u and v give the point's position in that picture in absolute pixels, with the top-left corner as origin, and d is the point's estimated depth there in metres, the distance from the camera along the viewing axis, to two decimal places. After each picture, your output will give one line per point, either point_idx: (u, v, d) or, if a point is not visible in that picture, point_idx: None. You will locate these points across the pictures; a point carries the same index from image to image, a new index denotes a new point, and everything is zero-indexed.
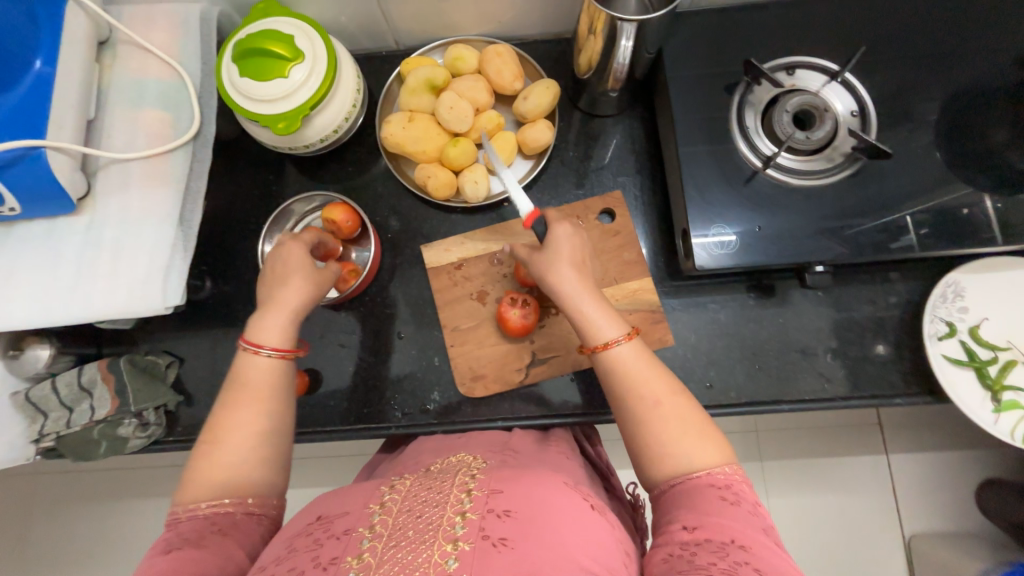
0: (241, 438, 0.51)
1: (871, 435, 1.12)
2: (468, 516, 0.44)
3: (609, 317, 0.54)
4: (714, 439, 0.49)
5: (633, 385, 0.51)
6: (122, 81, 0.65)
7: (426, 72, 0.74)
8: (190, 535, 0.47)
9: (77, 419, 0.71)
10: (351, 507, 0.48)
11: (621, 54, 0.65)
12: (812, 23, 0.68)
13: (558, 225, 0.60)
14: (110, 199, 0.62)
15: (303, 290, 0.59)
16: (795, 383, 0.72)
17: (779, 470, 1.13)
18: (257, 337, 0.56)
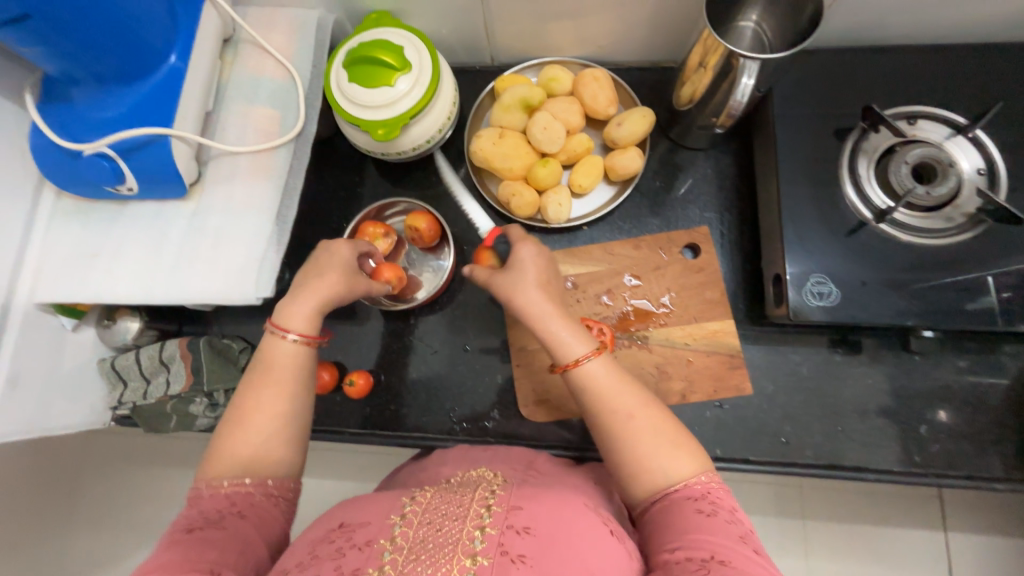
0: (265, 415, 0.52)
1: (934, 511, 1.04)
2: (488, 531, 0.42)
3: (575, 333, 0.53)
4: (690, 449, 0.48)
5: (603, 401, 0.50)
6: (240, 78, 0.68)
7: (522, 90, 0.74)
8: (209, 514, 0.47)
9: (152, 392, 0.74)
10: (372, 517, 0.46)
11: (740, 91, 0.62)
12: (938, 73, 0.64)
13: (523, 244, 0.60)
14: (217, 189, 0.64)
15: (337, 283, 0.60)
16: (880, 452, 0.66)
17: (828, 534, 1.05)
18: (284, 320, 0.57)
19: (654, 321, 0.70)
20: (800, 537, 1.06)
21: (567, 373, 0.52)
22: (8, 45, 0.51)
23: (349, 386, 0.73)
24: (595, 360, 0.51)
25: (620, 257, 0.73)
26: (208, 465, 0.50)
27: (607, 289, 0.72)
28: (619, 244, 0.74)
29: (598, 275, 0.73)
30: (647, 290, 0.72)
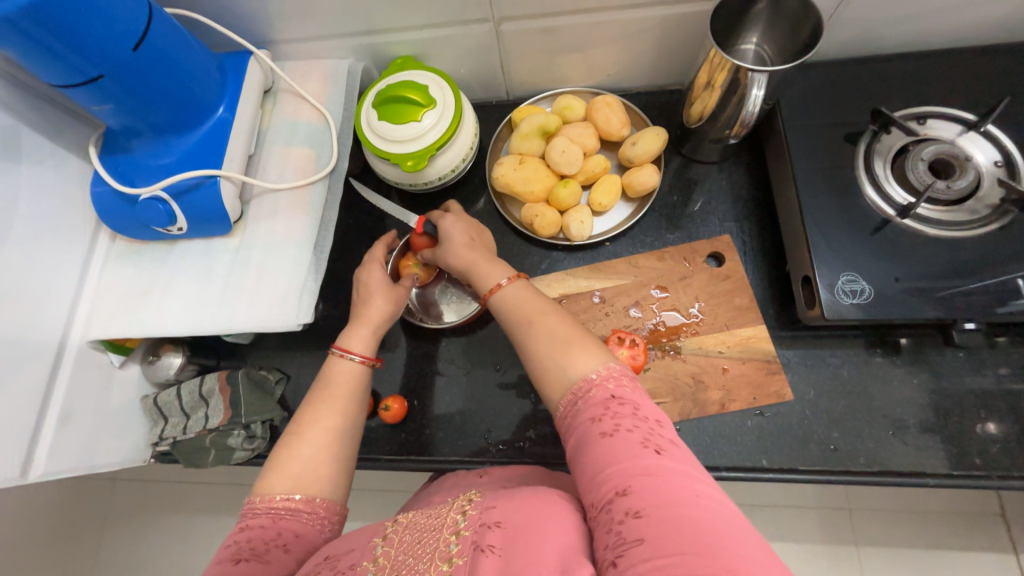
0: (318, 433, 0.54)
1: (997, 527, 0.98)
2: (463, 533, 0.41)
3: (496, 268, 0.59)
4: (586, 347, 0.48)
5: (514, 316, 0.54)
6: (279, 123, 0.74)
7: (538, 118, 0.78)
8: (257, 545, 0.46)
9: (192, 426, 0.76)
10: (358, 542, 0.45)
11: (750, 102, 0.65)
12: (940, 76, 0.67)
13: (444, 218, 0.66)
14: (259, 224, 0.68)
15: (384, 306, 0.65)
16: (936, 455, 0.63)
17: (883, 558, 0.99)
18: (346, 342, 0.61)
19: (685, 330, 0.70)
20: (855, 562, 0.99)
21: (489, 301, 0.57)
22: (81, 104, 0.57)
23: (386, 411, 0.74)
24: (510, 284, 0.57)
25: (646, 269, 0.74)
26: (264, 479, 0.51)
27: (635, 301, 0.73)
28: (643, 257, 0.75)
29: (625, 288, 0.74)
30: (675, 301, 0.72)
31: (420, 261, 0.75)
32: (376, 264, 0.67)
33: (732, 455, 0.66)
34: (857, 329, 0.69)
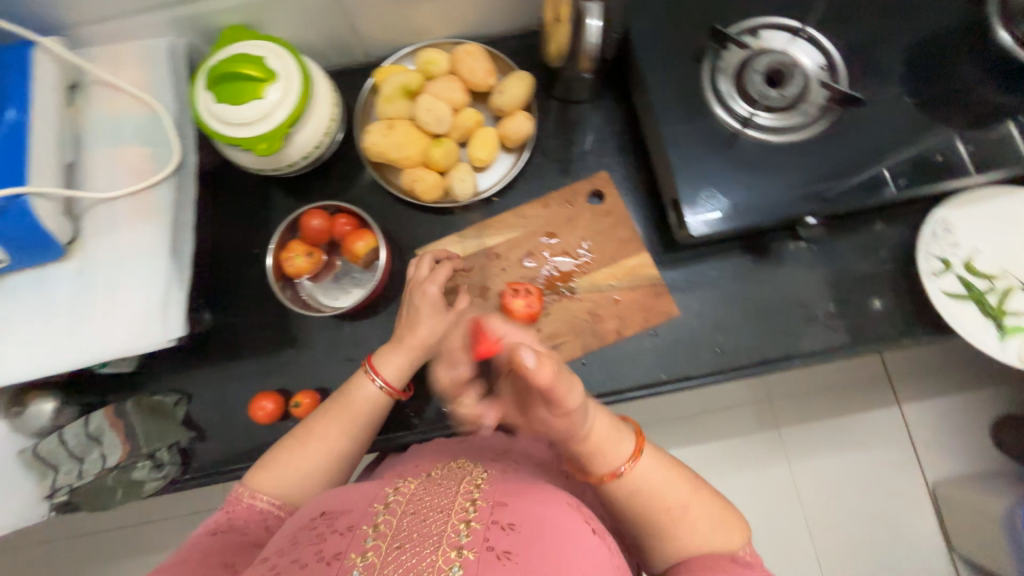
0: (319, 449, 0.57)
1: (886, 389, 1.14)
2: (473, 524, 0.42)
3: (620, 441, 0.49)
4: (735, 525, 0.50)
5: (654, 504, 0.49)
6: (99, 123, 0.65)
7: (399, 78, 0.74)
8: (235, 522, 0.53)
9: (89, 469, 0.70)
10: (354, 504, 0.47)
11: (591, 34, 0.64)
12: None
13: (524, 351, 0.43)
14: (98, 240, 0.61)
15: (434, 324, 0.64)
16: (804, 338, 0.72)
17: (799, 436, 1.13)
18: (379, 364, 0.63)
19: (577, 270, 0.73)
20: (779, 445, 1.13)
21: (608, 484, 0.49)
22: None
23: (297, 408, 0.71)
24: (634, 465, 0.49)
25: (533, 218, 0.75)
26: (255, 475, 0.56)
27: (528, 251, 0.74)
28: (529, 207, 0.76)
29: (517, 241, 0.75)
30: (565, 244, 0.74)
31: (302, 249, 0.73)
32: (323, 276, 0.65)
33: (633, 377, 0.71)
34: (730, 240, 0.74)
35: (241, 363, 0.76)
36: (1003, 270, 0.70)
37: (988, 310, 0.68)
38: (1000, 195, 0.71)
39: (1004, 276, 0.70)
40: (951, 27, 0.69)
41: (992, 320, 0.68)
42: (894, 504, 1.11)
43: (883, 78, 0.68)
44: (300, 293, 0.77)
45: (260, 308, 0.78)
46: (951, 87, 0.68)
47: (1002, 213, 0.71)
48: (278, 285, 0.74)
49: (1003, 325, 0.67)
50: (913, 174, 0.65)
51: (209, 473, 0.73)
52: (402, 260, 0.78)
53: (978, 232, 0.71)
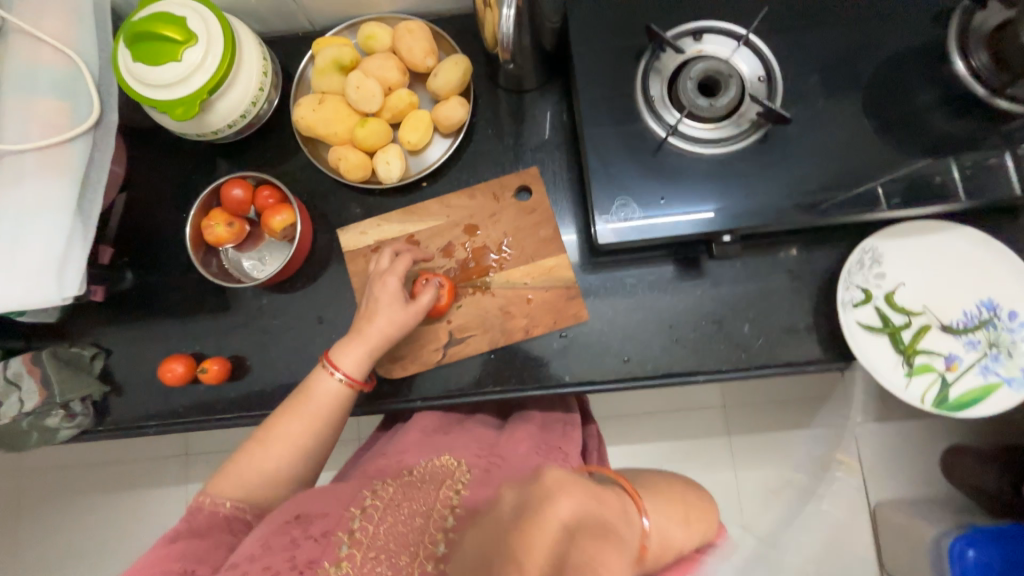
0: (282, 450, 0.57)
1: (840, 406, 1.19)
2: (449, 535, 0.47)
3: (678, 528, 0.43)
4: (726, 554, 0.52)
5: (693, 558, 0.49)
6: (14, 72, 0.64)
7: (333, 50, 0.72)
8: (197, 527, 0.53)
9: (3, 413, 0.71)
10: (330, 508, 0.50)
11: (505, 23, 0.60)
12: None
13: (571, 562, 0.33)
14: (4, 191, 0.61)
15: (389, 324, 0.63)
16: (713, 355, 0.71)
17: (746, 443, 1.19)
18: (337, 357, 0.61)
19: (493, 266, 0.73)
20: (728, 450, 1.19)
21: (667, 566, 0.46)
22: None
23: (203, 374, 0.73)
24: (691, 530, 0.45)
25: (457, 209, 0.75)
26: (216, 482, 0.56)
27: (448, 242, 0.74)
28: (455, 196, 0.75)
29: (438, 230, 0.74)
30: (486, 238, 0.74)
31: (223, 219, 0.73)
32: (392, 273, 0.65)
33: (537, 376, 0.72)
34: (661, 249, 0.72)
35: (164, 324, 0.78)
36: (923, 306, 0.69)
37: (900, 346, 0.68)
38: (933, 229, 0.69)
39: (924, 313, 0.69)
40: (902, 54, 0.67)
41: (902, 357, 0.68)
42: (832, 516, 1.16)
43: (816, 100, 0.66)
44: (225, 262, 0.78)
45: (185, 272, 0.79)
46: (891, 113, 0.67)
47: (933, 249, 0.70)
48: (198, 252, 0.74)
49: (912, 364, 0.68)
50: (839, 202, 0.64)
51: (122, 427, 0.76)
52: (326, 238, 0.78)
53: (904, 265, 0.70)
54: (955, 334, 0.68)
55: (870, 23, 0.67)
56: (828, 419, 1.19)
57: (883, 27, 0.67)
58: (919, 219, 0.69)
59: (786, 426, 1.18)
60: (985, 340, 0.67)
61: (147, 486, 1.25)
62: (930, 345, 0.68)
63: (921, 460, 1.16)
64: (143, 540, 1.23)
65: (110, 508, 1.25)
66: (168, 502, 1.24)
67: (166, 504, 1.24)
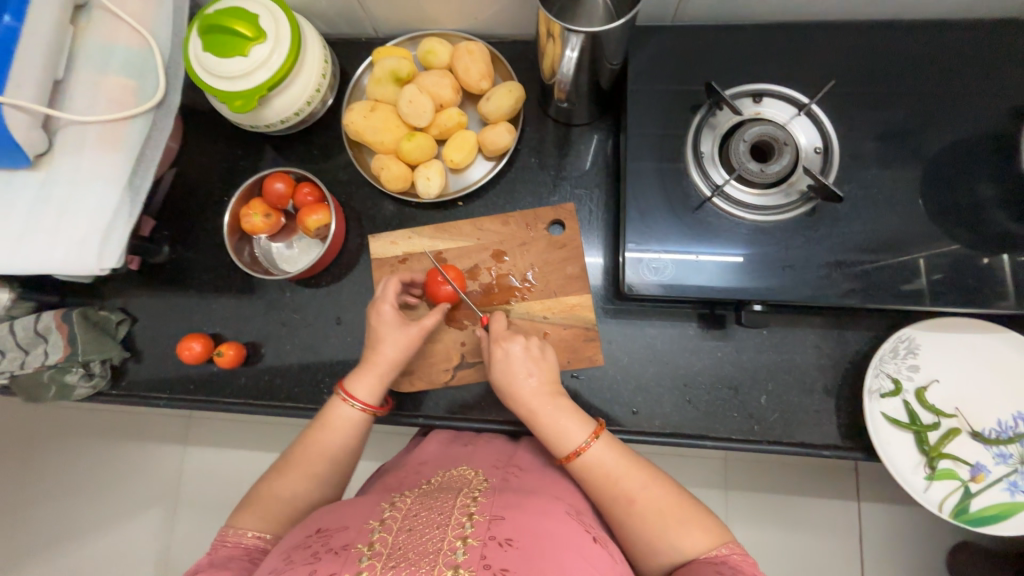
0: (300, 478, 0.58)
1: (846, 481, 1.13)
2: (470, 542, 0.43)
3: (572, 419, 0.58)
4: (695, 521, 0.52)
5: (610, 484, 0.54)
6: (90, 46, 0.67)
7: (392, 62, 0.73)
8: (213, 560, 0.49)
9: (30, 362, 0.74)
10: (351, 521, 0.48)
11: (565, 64, 0.63)
12: (781, 57, 0.68)
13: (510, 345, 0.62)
14: (65, 159, 0.64)
15: (398, 351, 0.64)
16: (723, 421, 0.69)
17: (743, 504, 1.15)
18: (352, 387, 0.62)
19: (515, 295, 0.73)
20: (720, 506, 1.15)
21: (577, 461, 0.56)
22: None
23: (218, 357, 0.74)
24: (595, 441, 0.56)
25: (488, 232, 0.75)
26: (239, 513, 0.55)
27: (474, 264, 0.74)
28: (488, 219, 0.75)
29: (466, 251, 0.75)
30: (512, 265, 0.74)
31: (261, 210, 0.74)
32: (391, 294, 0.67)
33: None
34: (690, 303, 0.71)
35: (189, 300, 0.81)
36: (956, 409, 0.66)
37: (924, 447, 0.65)
38: (977, 329, 0.66)
39: (955, 416, 0.66)
40: (964, 145, 0.65)
41: (924, 458, 0.65)
42: None
43: (865, 180, 0.65)
44: (256, 251, 0.80)
45: (216, 253, 0.81)
46: (946, 204, 0.65)
47: (976, 350, 0.66)
48: (234, 239, 0.76)
49: (934, 467, 0.64)
50: (874, 287, 0.62)
51: (135, 393, 0.79)
52: (356, 241, 0.79)
53: (941, 362, 0.67)
54: (986, 444, 0.65)
55: (932, 110, 0.66)
56: (834, 496, 1.14)
57: (945, 116, 0.66)
58: (958, 315, 0.66)
59: (787, 494, 1.14)
60: (1017, 456, 0.64)
61: (148, 444, 1.28)
62: (956, 451, 0.65)
63: (928, 552, 1.11)
64: (134, 494, 1.27)
65: (109, 457, 1.28)
66: (164, 462, 1.27)
67: (162, 463, 1.27)
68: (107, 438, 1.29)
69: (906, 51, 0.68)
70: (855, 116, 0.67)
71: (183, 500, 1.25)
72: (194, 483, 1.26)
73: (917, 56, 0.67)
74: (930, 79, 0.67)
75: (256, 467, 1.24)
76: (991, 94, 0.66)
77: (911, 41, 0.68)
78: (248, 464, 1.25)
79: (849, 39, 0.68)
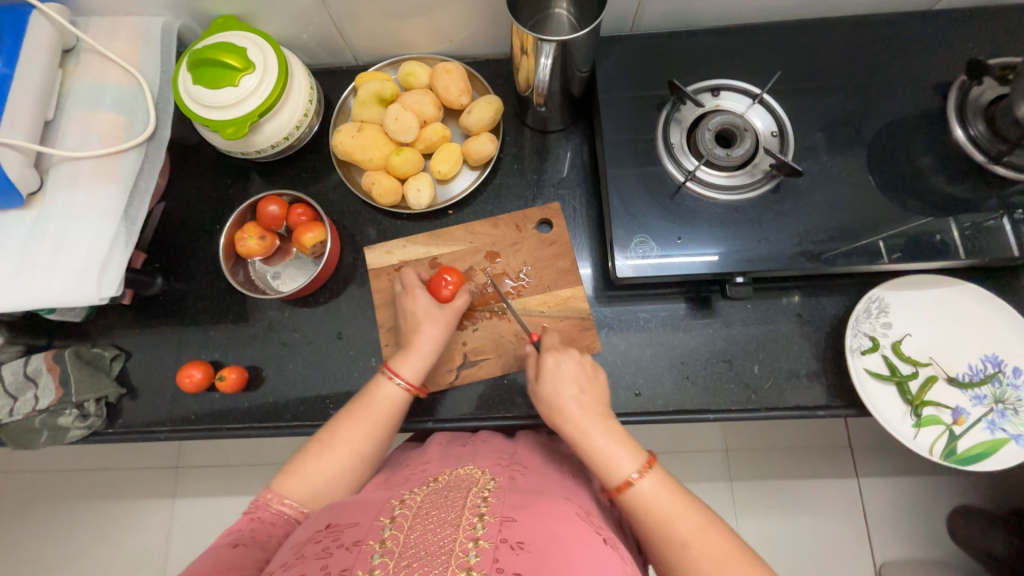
0: (344, 452, 0.58)
1: (842, 457, 1.17)
2: (482, 544, 0.44)
3: (623, 451, 0.56)
4: (747, 569, 0.49)
5: (662, 522, 0.52)
6: (82, 87, 0.69)
7: (376, 84, 0.77)
8: (247, 533, 0.52)
9: (19, 408, 0.72)
10: (362, 517, 0.48)
11: (541, 71, 0.68)
12: (731, 58, 0.76)
13: (561, 358, 0.63)
14: (59, 196, 0.66)
15: (435, 336, 0.67)
16: (723, 394, 0.72)
17: (749, 490, 1.17)
18: (398, 366, 0.64)
19: (511, 293, 0.76)
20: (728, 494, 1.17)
21: (624, 495, 0.54)
22: None
23: (221, 382, 0.74)
24: (644, 474, 0.54)
25: (480, 236, 0.79)
26: (281, 480, 0.56)
27: (469, 266, 0.78)
28: (479, 224, 0.80)
29: (460, 254, 0.78)
30: (505, 265, 0.78)
31: (256, 231, 0.76)
32: (414, 291, 0.70)
33: None
34: (676, 286, 0.76)
35: (185, 330, 0.80)
36: (930, 358, 0.71)
37: (908, 396, 0.69)
38: (938, 284, 0.72)
39: (930, 364, 0.71)
40: (900, 123, 0.73)
41: (910, 407, 0.69)
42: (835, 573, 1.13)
43: (818, 160, 0.72)
44: (251, 274, 0.80)
45: (210, 281, 0.82)
46: (892, 175, 0.72)
47: (940, 304, 0.72)
48: (229, 263, 0.77)
49: (919, 415, 0.69)
50: (836, 251, 0.68)
51: (131, 431, 0.77)
52: (352, 256, 0.81)
53: (910, 317, 0.72)
54: (962, 388, 0.70)
55: (868, 94, 0.74)
56: (835, 473, 1.17)
57: (880, 98, 0.74)
58: (918, 273, 0.73)
59: (789, 474, 1.17)
60: (991, 396, 0.69)
61: (137, 498, 1.22)
62: (937, 397, 0.69)
63: (930, 518, 1.15)
64: (124, 553, 1.20)
65: (93, 517, 1.21)
66: (154, 518, 1.21)
67: (152, 519, 1.21)
68: (91, 498, 1.22)
69: (839, 45, 0.76)
70: (803, 104, 0.74)
71: (176, 553, 1.19)
72: (187, 535, 1.20)
73: (849, 49, 0.76)
74: (863, 68, 0.75)
75: None
76: (917, 77, 0.74)
77: (842, 37, 0.76)
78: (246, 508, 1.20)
79: (788, 39, 0.76)
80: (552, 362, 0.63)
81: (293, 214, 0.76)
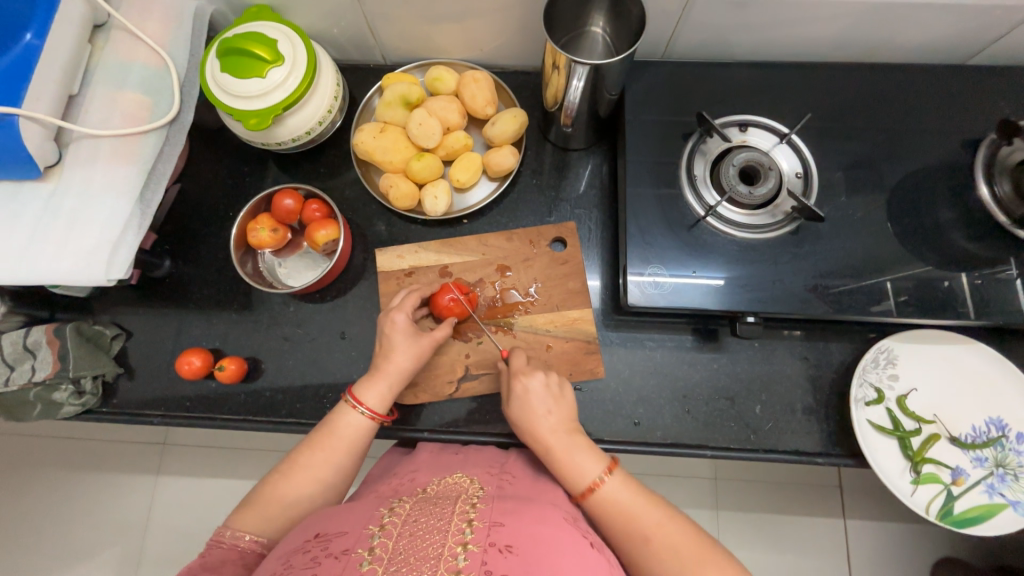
0: (305, 481, 0.58)
1: (831, 497, 1.16)
2: (470, 548, 0.43)
3: (587, 457, 0.58)
4: (717, 563, 0.50)
5: (625, 520, 0.54)
6: (109, 64, 0.69)
7: (402, 87, 0.77)
8: (206, 565, 0.51)
9: (15, 378, 0.72)
10: (350, 527, 0.47)
11: (572, 92, 0.68)
12: (761, 93, 0.75)
13: (531, 377, 0.64)
14: (76, 172, 0.65)
15: (404, 359, 0.65)
16: (721, 431, 0.72)
17: (735, 523, 1.16)
18: (361, 393, 0.63)
19: (518, 308, 0.76)
20: (713, 525, 1.16)
21: (590, 500, 0.56)
22: None
23: (219, 371, 0.73)
24: (611, 476, 0.56)
25: (493, 248, 0.79)
26: (239, 513, 0.56)
27: (479, 278, 0.77)
28: (492, 236, 0.79)
29: (471, 265, 0.78)
30: (515, 280, 0.77)
31: (269, 224, 0.76)
32: (404, 309, 0.68)
33: None
34: (685, 317, 0.75)
35: (188, 315, 0.80)
36: (935, 415, 0.71)
37: (908, 452, 0.69)
38: (949, 341, 0.71)
39: (934, 422, 0.70)
40: (925, 174, 0.73)
41: (909, 463, 0.69)
42: None
43: (839, 204, 0.72)
44: (259, 265, 0.80)
45: (218, 268, 0.81)
46: (913, 226, 0.71)
47: (949, 361, 0.71)
48: (239, 253, 0.76)
49: (919, 472, 0.68)
50: (850, 298, 0.68)
51: (125, 412, 0.76)
52: (362, 256, 0.81)
53: (917, 372, 0.72)
54: (964, 449, 0.69)
55: (896, 142, 0.74)
56: (823, 513, 1.16)
57: (908, 147, 0.74)
58: (930, 327, 0.72)
59: (777, 511, 1.16)
60: (992, 459, 0.68)
61: (121, 473, 1.21)
62: (938, 455, 0.69)
63: (915, 567, 1.14)
64: (102, 527, 1.19)
65: (75, 488, 1.21)
66: (137, 493, 1.20)
67: (134, 495, 1.20)
68: (74, 468, 1.22)
69: (871, 90, 0.75)
70: (830, 147, 0.74)
71: (155, 532, 1.18)
72: (167, 515, 1.19)
73: (880, 95, 0.75)
74: (893, 115, 0.75)
75: (237, 497, 1.19)
76: (946, 129, 0.74)
77: (874, 82, 0.76)
78: (228, 493, 1.19)
79: (820, 79, 0.76)
80: (522, 381, 0.64)
81: (310, 210, 0.76)
